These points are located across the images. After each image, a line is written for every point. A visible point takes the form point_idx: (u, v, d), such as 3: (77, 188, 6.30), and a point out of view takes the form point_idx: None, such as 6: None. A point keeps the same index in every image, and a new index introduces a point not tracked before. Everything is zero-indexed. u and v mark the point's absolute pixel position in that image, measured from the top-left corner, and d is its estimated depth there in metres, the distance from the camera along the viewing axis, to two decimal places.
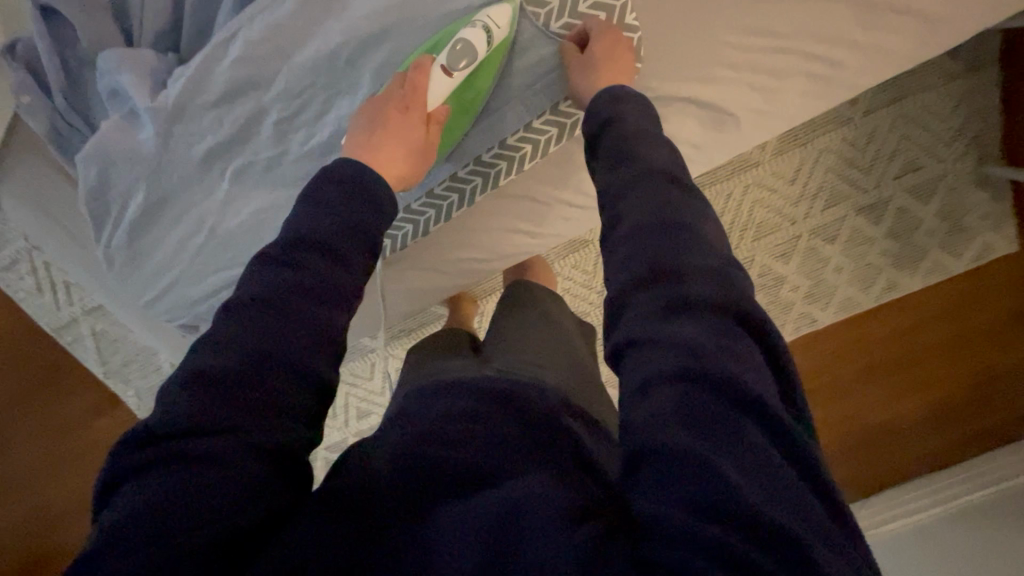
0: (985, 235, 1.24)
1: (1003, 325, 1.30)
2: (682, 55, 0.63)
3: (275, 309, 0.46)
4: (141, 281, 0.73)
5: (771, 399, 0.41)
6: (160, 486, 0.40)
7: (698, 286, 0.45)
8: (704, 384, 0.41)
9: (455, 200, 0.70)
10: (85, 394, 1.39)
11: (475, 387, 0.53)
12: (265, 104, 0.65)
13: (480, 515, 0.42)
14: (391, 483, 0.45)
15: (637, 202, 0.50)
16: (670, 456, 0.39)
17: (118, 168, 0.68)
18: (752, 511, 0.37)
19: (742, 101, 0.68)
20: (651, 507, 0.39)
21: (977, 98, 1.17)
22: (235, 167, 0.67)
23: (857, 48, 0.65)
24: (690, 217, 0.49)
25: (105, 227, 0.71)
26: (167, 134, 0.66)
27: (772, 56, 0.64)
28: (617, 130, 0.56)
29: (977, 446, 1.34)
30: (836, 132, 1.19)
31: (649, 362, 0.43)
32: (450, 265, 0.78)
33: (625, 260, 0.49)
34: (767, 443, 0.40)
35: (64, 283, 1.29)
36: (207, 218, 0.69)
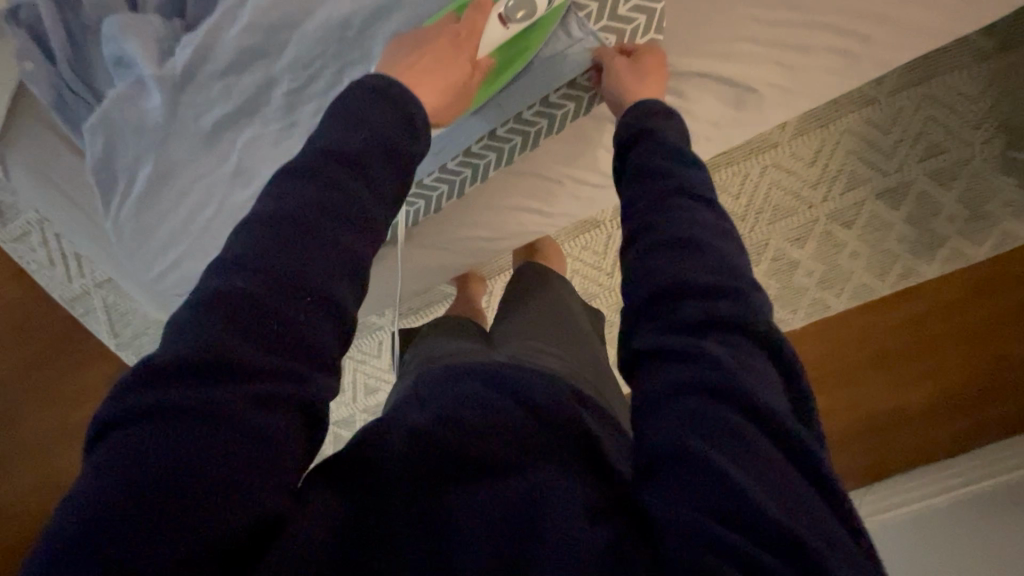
0: (1009, 223, 1.21)
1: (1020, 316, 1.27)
2: (705, 28, 0.60)
3: (293, 244, 0.43)
4: (148, 255, 0.72)
5: (784, 412, 0.41)
6: (162, 435, 0.36)
7: (720, 311, 0.44)
8: (726, 397, 0.41)
9: (468, 175, 0.68)
10: (99, 365, 1.41)
11: (484, 371, 0.52)
12: (273, 76, 0.64)
13: (497, 509, 0.42)
14: (401, 466, 0.44)
15: (648, 216, 0.50)
16: (687, 462, 0.39)
17: (124, 139, 0.67)
18: (767, 518, 0.37)
19: (764, 77, 0.65)
20: (673, 513, 0.38)
21: (1012, 79, 1.11)
22: (243, 140, 0.66)
23: (889, 22, 0.62)
24: (719, 242, 0.48)
25: (112, 200, 0.70)
26: (173, 104, 0.65)
27: (798, 30, 0.61)
28: (648, 144, 0.54)
29: (987, 435, 1.32)
30: (860, 112, 1.14)
31: (664, 378, 0.43)
32: (462, 244, 0.77)
33: (649, 275, 0.48)
34: (780, 455, 0.40)
35: (74, 256, 1.29)
36: (213, 192, 0.68)
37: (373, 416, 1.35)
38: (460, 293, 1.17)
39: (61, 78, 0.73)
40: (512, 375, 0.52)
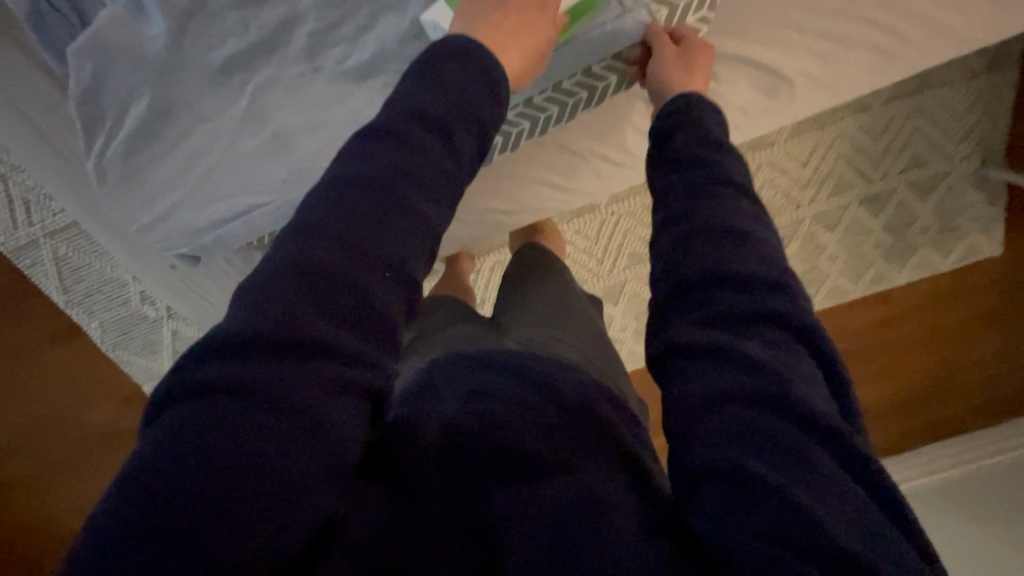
0: (975, 236, 1.28)
1: (974, 324, 1.36)
2: (750, 10, 0.60)
3: (343, 220, 0.42)
4: (135, 202, 0.66)
5: (832, 414, 0.41)
6: (209, 422, 0.35)
7: (760, 302, 0.44)
8: (781, 406, 0.40)
9: (497, 144, 0.65)
10: (49, 321, 1.32)
11: (514, 366, 0.52)
12: (298, 12, 0.60)
13: (543, 515, 0.42)
14: (444, 460, 0.44)
15: (690, 205, 0.49)
16: (745, 482, 0.38)
17: (116, 65, 0.59)
18: (837, 542, 0.36)
19: (800, 68, 0.65)
20: (721, 526, 0.38)
21: (993, 100, 1.17)
22: (258, 82, 0.61)
23: (924, 25, 0.63)
24: (759, 231, 0.47)
25: (94, 136, 0.63)
26: (181, 33, 0.59)
27: (839, 22, 0.62)
28: (686, 135, 0.54)
29: (933, 433, 1.42)
30: (854, 118, 1.17)
31: (704, 377, 0.43)
32: (472, 216, 0.74)
33: (684, 262, 0.47)
34: (840, 470, 0.39)
35: (24, 199, 1.17)
36: (218, 138, 0.62)
37: None
38: (450, 270, 1.13)
39: None
40: (547, 373, 0.52)
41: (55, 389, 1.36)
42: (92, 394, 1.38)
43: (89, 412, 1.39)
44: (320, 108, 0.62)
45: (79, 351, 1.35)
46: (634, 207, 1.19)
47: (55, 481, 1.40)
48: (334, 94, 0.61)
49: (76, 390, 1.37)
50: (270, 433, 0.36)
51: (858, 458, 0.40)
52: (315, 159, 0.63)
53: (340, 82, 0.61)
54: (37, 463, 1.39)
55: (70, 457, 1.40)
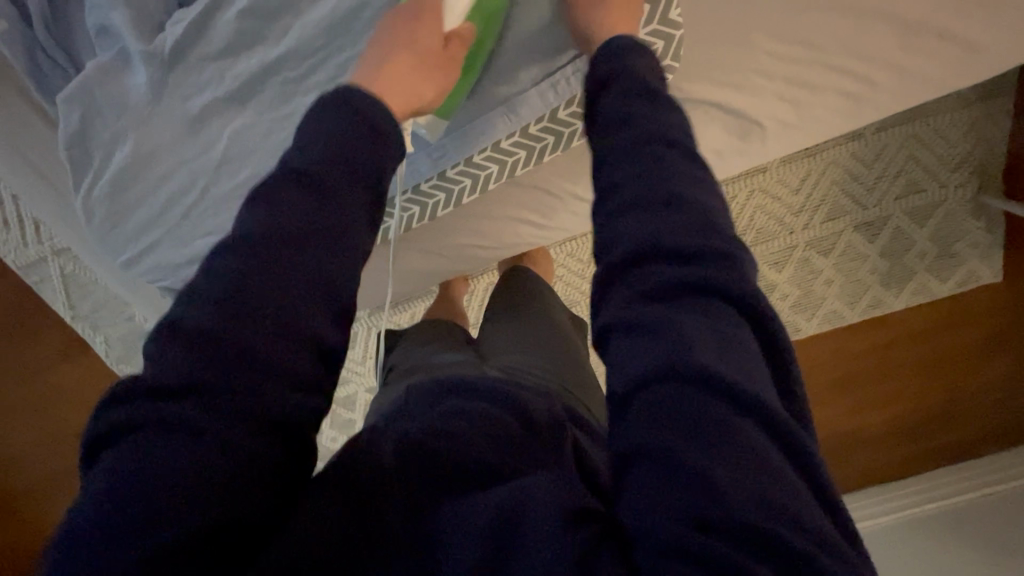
0: (973, 263, 1.26)
1: (977, 349, 1.34)
2: (717, 59, 0.61)
3: (263, 263, 0.45)
4: (121, 238, 0.72)
5: (764, 392, 0.39)
6: (142, 448, 0.39)
7: (694, 269, 0.42)
8: (703, 382, 0.38)
9: (467, 185, 0.67)
10: (56, 336, 1.36)
11: (480, 393, 0.53)
12: (270, 61, 0.64)
13: (483, 518, 0.42)
14: (396, 471, 0.46)
15: (629, 184, 0.46)
16: (661, 462, 0.37)
17: (101, 110, 0.68)
18: (750, 527, 0.35)
19: (770, 111, 0.67)
20: (642, 515, 0.38)
21: (988, 128, 1.16)
22: (232, 128, 0.66)
23: (893, 69, 0.64)
24: (690, 188, 0.45)
25: (84, 179, 0.71)
26: (161, 85, 0.67)
27: (808, 69, 0.63)
28: (624, 81, 0.51)
29: (933, 460, 1.40)
30: (847, 145, 1.17)
31: (628, 359, 0.41)
32: (453, 249, 0.77)
33: (618, 237, 0.45)
34: (770, 444, 0.38)
35: (33, 221, 1.22)
36: (197, 176, 0.68)
37: (341, 406, 1.43)
38: (443, 291, 1.15)
39: (36, 39, 0.70)
40: (506, 396, 0.53)
41: (57, 402, 1.40)
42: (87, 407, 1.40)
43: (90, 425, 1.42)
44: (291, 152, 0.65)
45: (84, 366, 1.39)
46: None
47: (55, 492, 1.43)
48: None
49: (75, 404, 1.40)
50: (192, 451, 0.39)
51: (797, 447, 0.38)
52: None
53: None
54: (42, 473, 1.43)
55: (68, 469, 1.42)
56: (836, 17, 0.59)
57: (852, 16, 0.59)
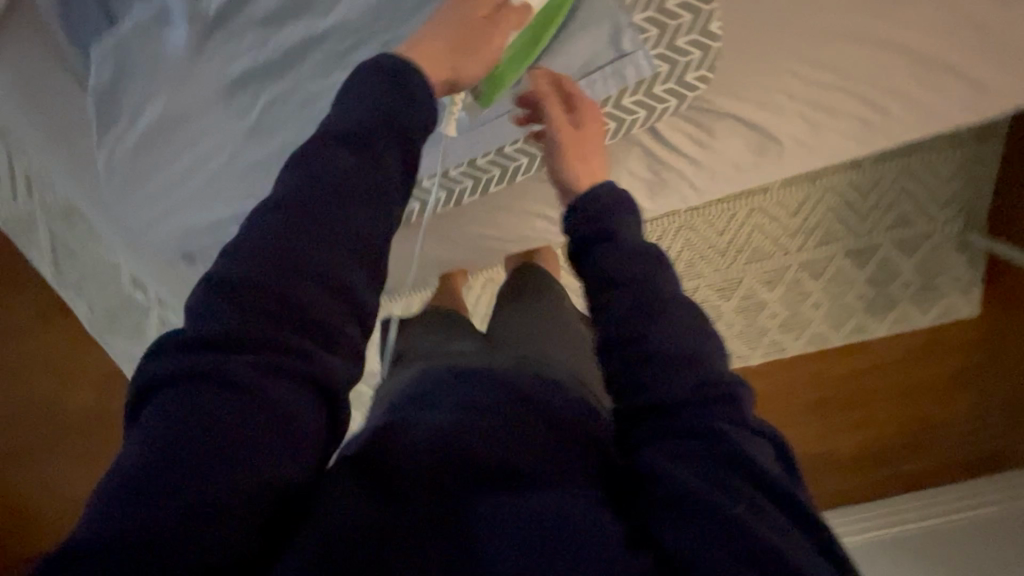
0: (953, 297, 1.32)
1: (951, 380, 1.40)
2: (745, 75, 0.65)
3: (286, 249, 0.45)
4: (139, 199, 0.75)
5: (773, 468, 0.44)
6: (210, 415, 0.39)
7: (701, 377, 0.47)
8: (721, 465, 0.44)
9: (495, 175, 0.69)
10: (36, 299, 1.32)
11: (505, 385, 0.53)
12: (315, 35, 0.70)
13: (530, 522, 0.43)
14: (431, 464, 0.45)
15: (625, 273, 0.53)
16: (697, 512, 0.42)
17: (133, 68, 0.70)
18: (777, 560, 0.39)
19: (790, 132, 0.70)
20: (675, 540, 0.42)
21: (979, 169, 1.21)
22: (270, 96, 0.71)
23: (906, 101, 0.68)
24: (680, 310, 0.51)
25: (107, 130, 0.72)
26: (205, 44, 0.70)
27: (828, 93, 0.67)
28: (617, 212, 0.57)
29: (903, 486, 1.44)
30: (846, 173, 1.21)
31: (652, 452, 0.46)
32: (467, 239, 0.78)
33: (631, 343, 0.50)
34: (782, 509, 0.43)
35: (26, 176, 1.16)
36: (229, 141, 0.73)
37: None
38: (445, 284, 1.15)
39: None
40: (530, 391, 0.53)
41: (32, 366, 1.36)
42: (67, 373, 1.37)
43: (65, 392, 1.38)
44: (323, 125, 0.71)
45: (63, 331, 1.35)
46: None
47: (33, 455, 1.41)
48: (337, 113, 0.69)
49: (52, 369, 1.36)
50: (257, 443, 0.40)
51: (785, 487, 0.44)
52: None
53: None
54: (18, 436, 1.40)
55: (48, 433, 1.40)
56: (855, 46, 0.64)
57: (872, 47, 0.64)
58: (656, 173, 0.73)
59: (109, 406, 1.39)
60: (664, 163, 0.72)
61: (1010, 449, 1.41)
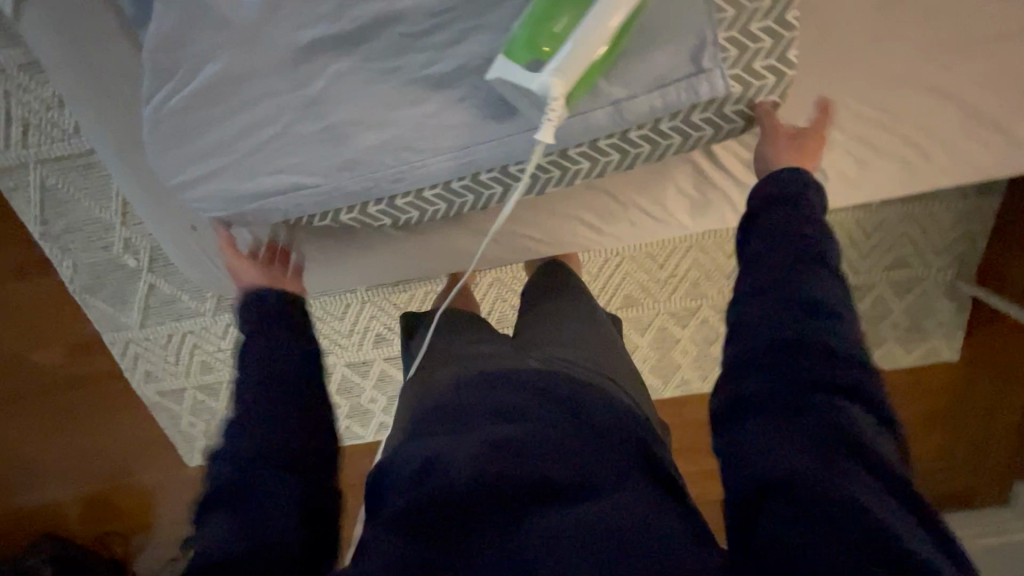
0: (936, 341, 1.37)
1: (929, 418, 1.45)
2: (804, 106, 0.68)
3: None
4: (186, 153, 0.74)
5: (872, 440, 0.48)
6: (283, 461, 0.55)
7: (815, 352, 0.51)
8: (820, 437, 0.48)
9: (554, 177, 0.71)
10: (13, 251, 1.24)
11: (545, 395, 0.59)
12: (396, 12, 0.66)
13: (593, 526, 0.47)
14: (487, 479, 0.50)
15: (766, 254, 0.57)
16: (795, 488, 0.46)
17: (198, 19, 0.67)
18: (879, 533, 0.43)
19: (837, 165, 0.73)
20: (774, 529, 0.45)
21: (976, 221, 1.27)
22: (334, 71, 0.68)
23: (949, 149, 0.72)
24: (819, 287, 0.54)
25: (163, 86, 0.71)
26: (275, 8, 0.67)
27: (879, 132, 0.70)
28: (779, 204, 0.60)
29: None
30: (855, 212, 1.25)
31: (752, 422, 0.50)
32: (508, 237, 0.80)
33: (749, 316, 0.55)
34: (876, 481, 0.46)
35: (24, 122, 1.12)
36: (286, 110, 0.70)
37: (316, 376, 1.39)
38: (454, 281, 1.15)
39: None
40: (568, 400, 0.60)
41: (10, 320, 1.29)
42: (49, 330, 1.31)
43: (44, 350, 1.32)
44: (389, 106, 0.69)
45: (42, 287, 1.27)
46: (638, 254, 1.25)
47: (10, 411, 1.36)
48: (407, 98, 0.68)
49: (32, 325, 1.30)
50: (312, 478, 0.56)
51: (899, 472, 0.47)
52: (374, 151, 0.70)
53: (417, 86, 0.68)
54: None
55: (25, 391, 1.35)
56: (910, 92, 0.67)
57: (925, 94, 0.68)
58: (698, 187, 0.76)
59: (96, 366, 1.35)
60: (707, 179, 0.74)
61: (977, 490, 1.48)
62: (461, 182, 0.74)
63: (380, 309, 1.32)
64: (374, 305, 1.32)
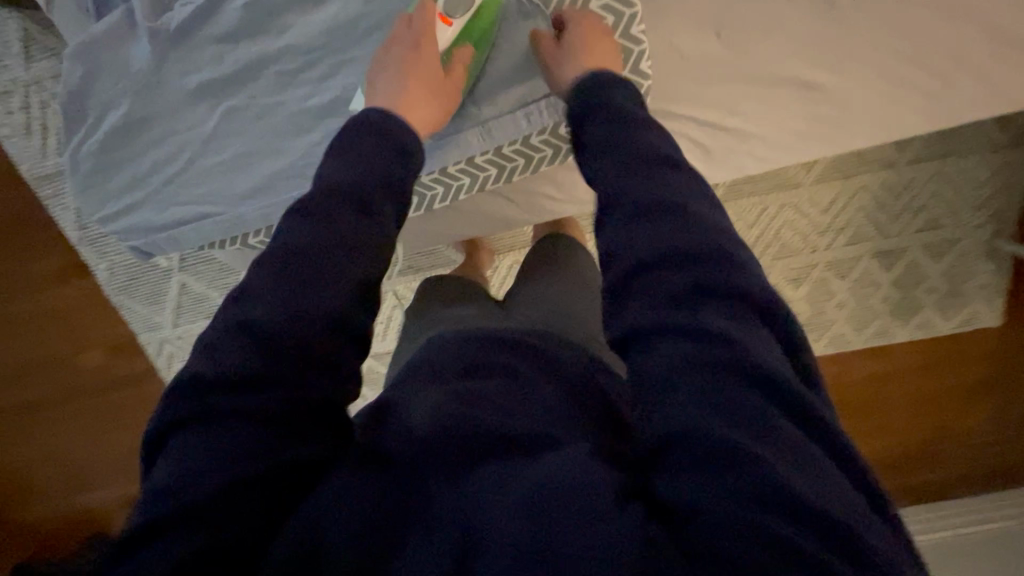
0: (977, 305, 1.31)
1: (973, 389, 1.38)
2: (824, 42, 0.65)
3: (271, 285, 0.49)
4: (100, 196, 0.76)
5: (799, 390, 0.43)
6: (195, 430, 0.44)
7: (713, 278, 0.46)
8: (740, 372, 0.42)
9: (520, 165, 0.72)
10: (55, 257, 1.31)
11: (511, 344, 0.59)
12: (270, 53, 0.69)
13: (535, 482, 0.44)
14: (433, 436, 0.48)
15: (618, 179, 0.54)
16: (708, 443, 0.41)
17: (104, 76, 0.73)
18: (794, 493, 0.38)
19: (857, 103, 0.72)
20: (687, 491, 0.41)
21: (1012, 174, 1.21)
22: (223, 109, 0.71)
23: (980, 77, 0.69)
24: (691, 206, 0.50)
25: (79, 135, 0.75)
26: (163, 57, 0.71)
27: (902, 66, 0.68)
28: (606, 125, 0.58)
29: (918, 496, 1.44)
30: (879, 172, 1.22)
31: (662, 359, 0.45)
32: (528, 198, 0.81)
33: (632, 245, 0.50)
34: (797, 437, 0.42)
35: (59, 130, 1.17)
36: (186, 147, 0.73)
37: None
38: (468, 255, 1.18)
39: None
40: (536, 348, 0.59)
41: (55, 325, 1.36)
42: (90, 333, 1.37)
43: (86, 354, 1.38)
44: (278, 137, 0.71)
45: (82, 292, 1.33)
46: None
47: (55, 414, 1.42)
48: (290, 128, 0.70)
49: (72, 329, 1.36)
50: (232, 446, 0.44)
51: (811, 415, 0.43)
52: (273, 177, 0.71)
53: (297, 119, 0.70)
54: (37, 396, 1.41)
55: (69, 393, 1.41)
56: (943, 15, 0.63)
57: (957, 19, 0.63)
58: (715, 141, 0.76)
59: (133, 367, 1.39)
60: (720, 129, 0.74)
61: None
62: (429, 174, 0.73)
63: (403, 296, 1.34)
64: (397, 293, 1.34)
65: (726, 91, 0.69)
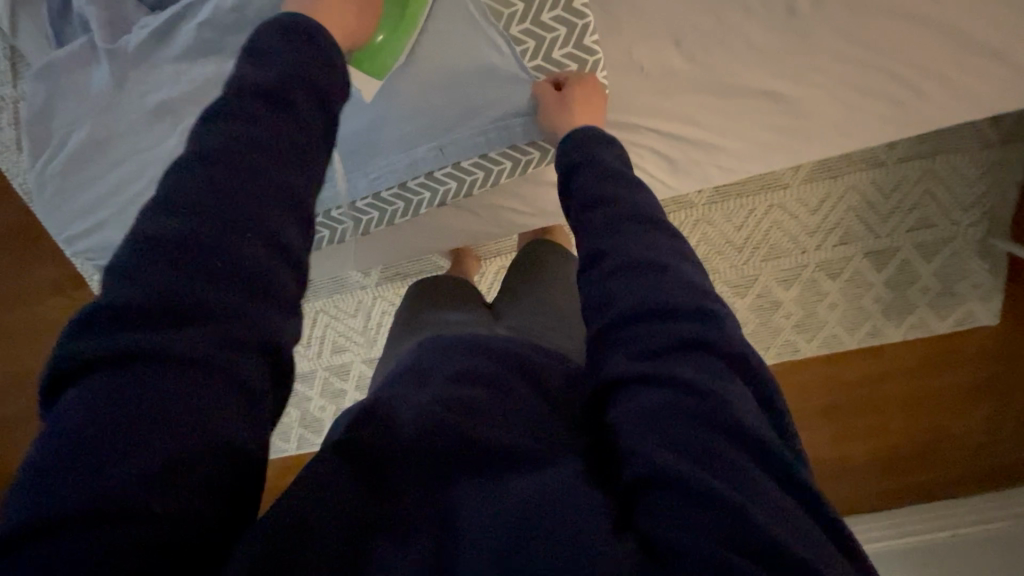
0: (972, 304, 1.29)
1: (972, 391, 1.36)
2: (781, 48, 0.68)
3: (226, 245, 0.45)
4: (66, 216, 0.79)
5: (771, 438, 0.44)
6: (107, 397, 0.39)
7: (688, 330, 0.47)
8: (716, 420, 0.43)
9: (479, 177, 0.76)
10: (50, 267, 1.34)
11: (490, 353, 0.56)
12: (224, 71, 0.71)
13: (517, 504, 0.43)
14: (416, 456, 0.47)
15: (600, 226, 0.54)
16: (685, 486, 0.40)
17: (66, 98, 0.75)
18: (770, 538, 0.38)
19: (822, 108, 0.74)
20: (657, 529, 0.40)
21: (1004, 173, 1.19)
22: (181, 127, 0.73)
23: (942, 82, 0.71)
24: (672, 260, 0.51)
25: (41, 155, 0.77)
26: (122, 79, 0.73)
27: (862, 72, 0.70)
28: (588, 172, 0.60)
29: (921, 496, 1.41)
30: (868, 171, 1.20)
31: (641, 405, 0.45)
32: (502, 204, 0.84)
33: (611, 299, 0.50)
34: (769, 479, 0.42)
35: None
36: (146, 166, 0.75)
37: (334, 373, 1.41)
38: (454, 263, 1.18)
39: None
40: (518, 358, 0.57)
41: (50, 333, 1.38)
42: None
43: None
44: None
45: (75, 300, 1.35)
46: None
47: None
48: None
49: (66, 337, 1.38)
50: (168, 430, 0.39)
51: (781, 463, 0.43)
52: None
53: None
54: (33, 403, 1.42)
55: None
56: (897, 22, 0.66)
57: (913, 25, 0.66)
58: (681, 151, 0.79)
59: None
60: (685, 141, 0.77)
61: None
62: (389, 190, 0.77)
63: (391, 303, 1.34)
64: (384, 299, 1.35)
65: (691, 101, 0.73)
